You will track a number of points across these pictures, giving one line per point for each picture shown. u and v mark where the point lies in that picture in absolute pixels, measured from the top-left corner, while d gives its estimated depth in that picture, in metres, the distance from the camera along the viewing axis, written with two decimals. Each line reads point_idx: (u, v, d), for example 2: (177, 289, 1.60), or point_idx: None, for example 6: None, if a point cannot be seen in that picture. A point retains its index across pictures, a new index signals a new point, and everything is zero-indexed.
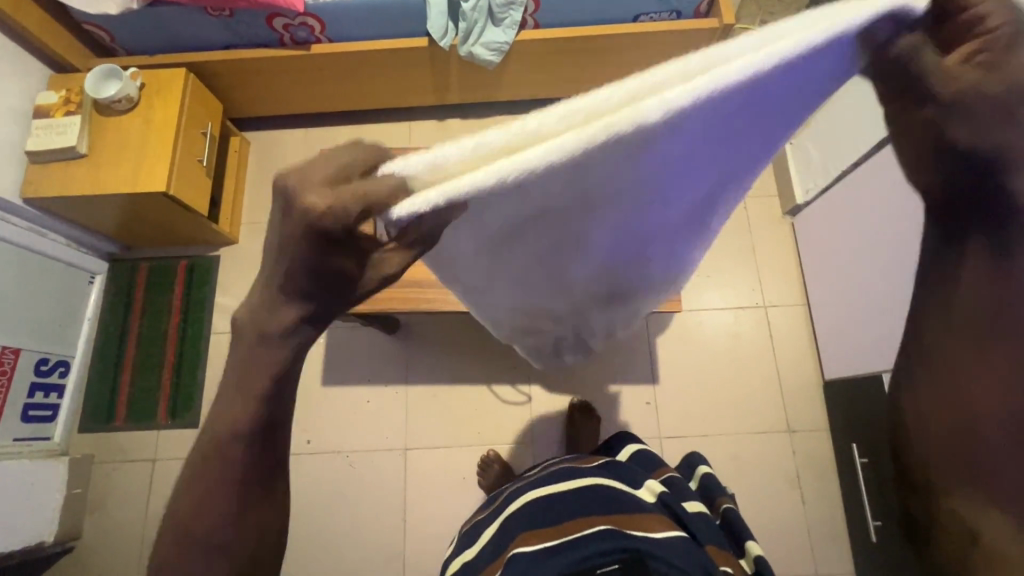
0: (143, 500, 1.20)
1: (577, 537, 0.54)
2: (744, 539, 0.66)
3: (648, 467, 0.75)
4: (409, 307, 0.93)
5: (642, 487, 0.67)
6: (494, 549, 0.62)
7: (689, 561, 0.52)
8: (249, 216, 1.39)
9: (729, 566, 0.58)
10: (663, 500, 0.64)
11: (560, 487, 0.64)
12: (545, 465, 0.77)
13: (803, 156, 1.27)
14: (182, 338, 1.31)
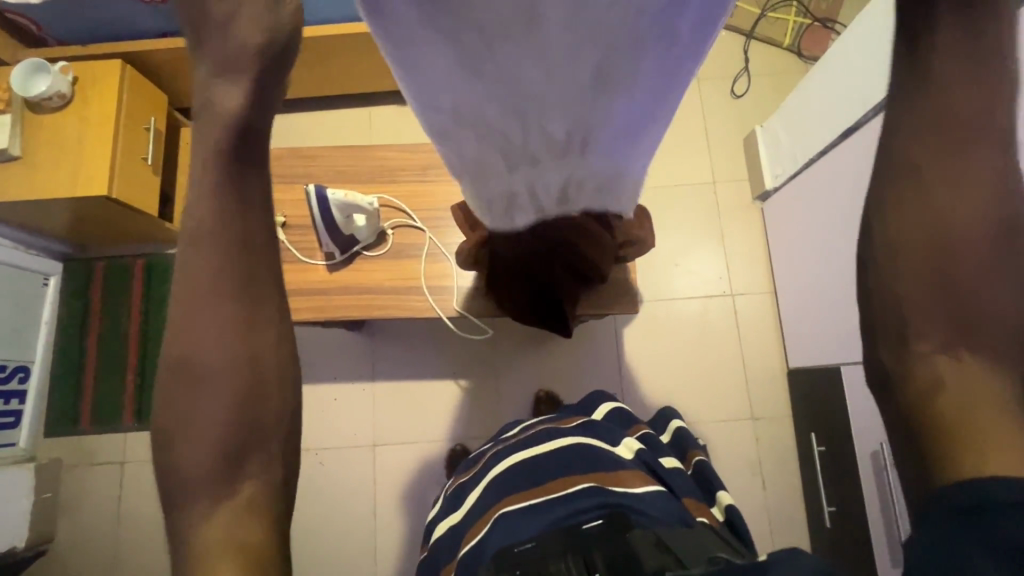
0: (114, 502, 1.21)
1: (561, 497, 0.54)
2: (715, 488, 0.67)
3: (625, 425, 0.73)
4: (361, 315, 0.91)
5: (620, 442, 0.65)
6: (478, 512, 0.59)
7: (668, 514, 0.53)
8: None
9: (707, 517, 0.59)
10: (640, 458, 0.63)
11: (541, 446, 0.61)
12: (523, 425, 0.74)
13: (773, 141, 1.24)
14: (144, 338, 1.29)
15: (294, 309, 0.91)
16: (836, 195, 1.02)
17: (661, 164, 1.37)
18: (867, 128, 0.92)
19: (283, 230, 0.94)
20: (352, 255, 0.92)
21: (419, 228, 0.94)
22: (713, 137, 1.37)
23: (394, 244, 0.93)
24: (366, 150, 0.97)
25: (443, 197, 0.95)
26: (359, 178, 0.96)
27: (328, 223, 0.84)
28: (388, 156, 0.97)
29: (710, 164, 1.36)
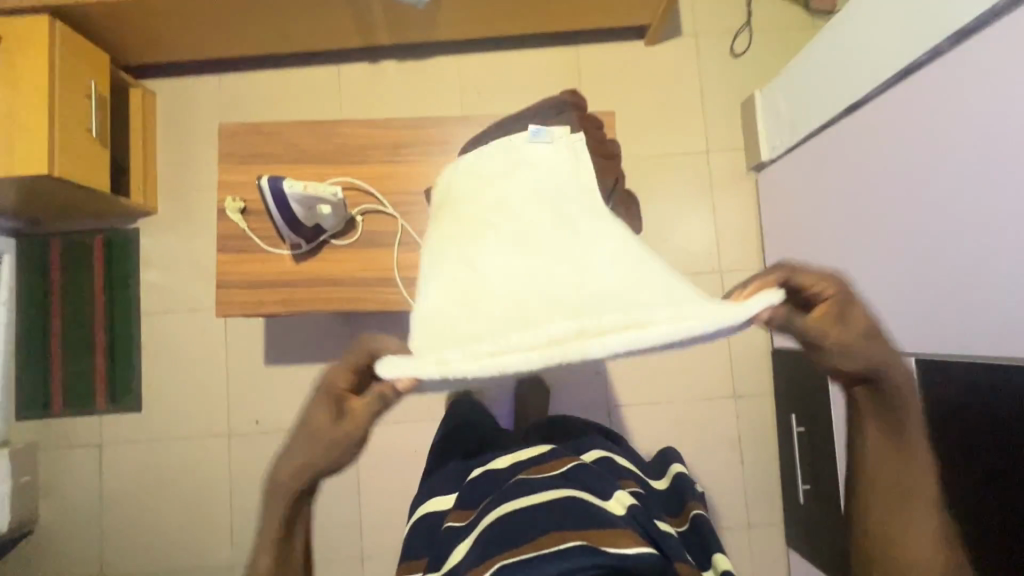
0: (97, 483, 1.20)
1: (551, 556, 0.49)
2: (712, 552, 0.61)
3: (615, 474, 0.67)
4: (332, 308, 0.86)
5: (612, 496, 0.60)
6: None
7: None
8: (166, 183, 1.26)
9: None
10: (633, 514, 0.57)
11: (528, 502, 0.56)
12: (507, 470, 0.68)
13: (773, 108, 1.16)
14: (111, 319, 1.24)
15: (260, 301, 0.86)
16: (837, 174, 0.96)
17: (654, 130, 1.29)
18: (872, 106, 0.86)
19: (243, 216, 0.87)
20: (320, 244, 0.86)
21: (391, 213, 0.87)
22: (709, 101, 1.28)
23: (364, 231, 0.87)
24: (331, 126, 0.89)
25: (417, 179, 0.88)
26: (324, 157, 0.88)
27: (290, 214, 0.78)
28: (355, 131, 0.89)
29: (705, 131, 1.28)
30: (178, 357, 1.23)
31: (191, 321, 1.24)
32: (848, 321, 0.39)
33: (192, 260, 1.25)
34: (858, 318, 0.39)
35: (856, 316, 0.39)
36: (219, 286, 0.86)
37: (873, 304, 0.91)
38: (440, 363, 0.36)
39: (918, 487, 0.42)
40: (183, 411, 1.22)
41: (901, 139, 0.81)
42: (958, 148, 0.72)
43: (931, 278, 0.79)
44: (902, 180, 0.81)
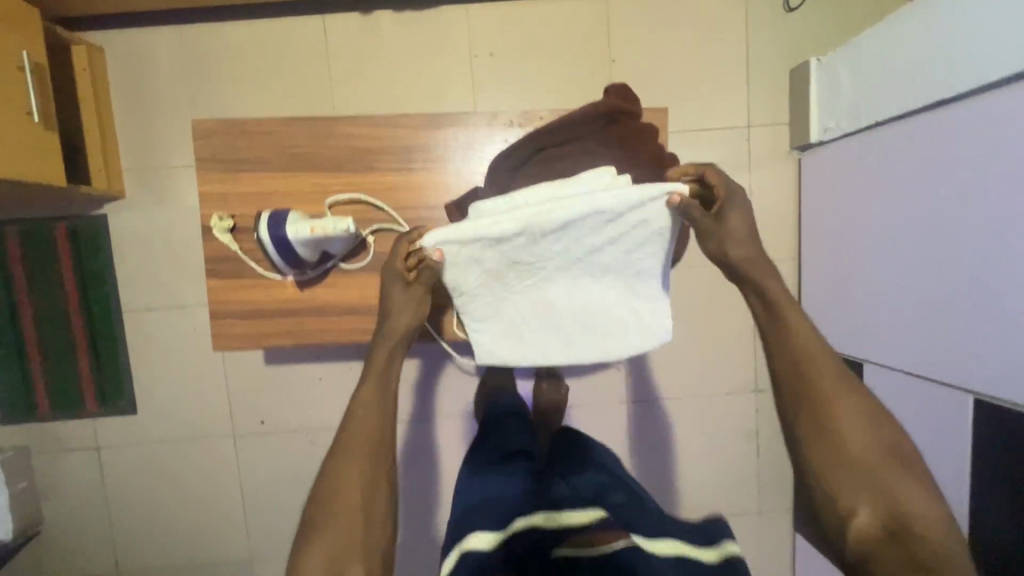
0: (99, 484, 1.16)
1: None
2: None
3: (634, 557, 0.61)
4: (345, 340, 0.77)
5: None
6: None
7: None
8: (132, 161, 1.09)
9: None
10: None
11: None
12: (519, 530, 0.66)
13: (831, 85, 1.02)
14: (89, 317, 1.12)
15: (263, 334, 0.76)
16: (907, 183, 0.89)
17: (690, 101, 1.14)
18: (968, 108, 0.76)
19: (233, 236, 0.74)
20: (326, 269, 0.75)
21: (406, 232, 0.75)
22: (753, 68, 1.13)
23: (376, 254, 0.75)
24: (329, 124, 0.74)
25: (437, 191, 0.75)
26: (324, 164, 0.74)
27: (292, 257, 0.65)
28: (359, 132, 0.74)
29: (747, 103, 1.14)
30: (170, 356, 1.14)
31: (180, 318, 1.14)
32: (737, 239, 0.57)
33: (173, 251, 1.12)
34: (737, 223, 0.57)
35: (734, 213, 0.58)
36: (214, 317, 0.76)
37: (918, 329, 0.89)
38: (458, 227, 0.61)
39: (839, 419, 0.49)
40: (182, 412, 1.16)
41: (997, 159, 0.74)
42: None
43: (976, 301, 0.79)
44: (989, 199, 0.75)
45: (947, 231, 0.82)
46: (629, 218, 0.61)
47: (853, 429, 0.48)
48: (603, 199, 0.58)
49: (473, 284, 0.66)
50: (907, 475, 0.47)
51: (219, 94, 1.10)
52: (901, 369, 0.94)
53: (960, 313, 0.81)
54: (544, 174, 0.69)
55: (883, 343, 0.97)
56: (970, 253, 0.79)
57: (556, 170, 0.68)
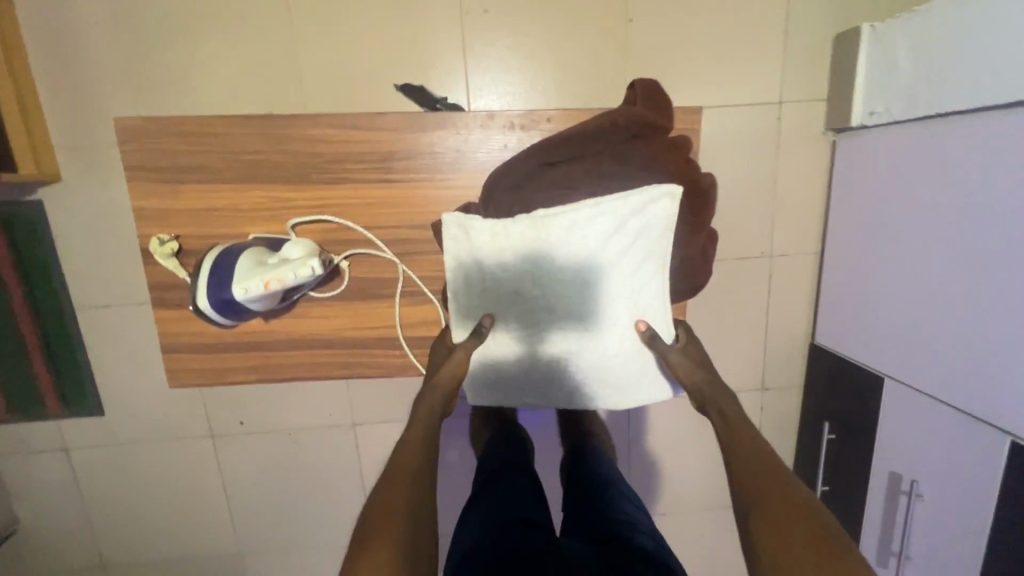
0: (72, 484, 1.10)
1: None
2: None
3: None
4: (319, 376, 0.67)
5: None
6: None
7: None
8: (65, 137, 0.94)
9: None
10: None
11: None
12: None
13: (886, 60, 0.87)
14: (38, 314, 1.01)
15: (224, 370, 0.66)
16: (980, 189, 0.74)
17: (717, 72, 0.98)
18: None
19: (179, 261, 0.62)
20: (293, 300, 0.64)
21: (386, 255, 0.64)
22: (791, 32, 0.97)
23: (352, 280, 0.64)
24: (287, 125, 0.60)
25: (422, 207, 0.63)
26: (284, 174, 0.61)
27: (242, 308, 0.55)
28: (326, 135, 0.60)
29: (781, 75, 0.99)
30: (135, 356, 1.05)
31: (142, 315, 1.03)
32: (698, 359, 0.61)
33: (126, 242, 0.99)
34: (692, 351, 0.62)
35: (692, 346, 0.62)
36: (165, 351, 0.65)
37: (965, 357, 0.78)
38: (461, 222, 0.57)
39: (769, 481, 0.49)
40: (153, 413, 1.08)
41: None
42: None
43: None
44: None
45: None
46: (634, 224, 0.55)
47: (777, 485, 0.49)
48: (605, 204, 0.54)
49: (474, 300, 0.61)
50: (838, 549, 0.43)
51: (162, 57, 0.92)
52: (920, 392, 0.86)
53: (1006, 348, 0.72)
54: (551, 191, 0.56)
55: (903, 362, 0.89)
56: None
57: (568, 194, 0.55)
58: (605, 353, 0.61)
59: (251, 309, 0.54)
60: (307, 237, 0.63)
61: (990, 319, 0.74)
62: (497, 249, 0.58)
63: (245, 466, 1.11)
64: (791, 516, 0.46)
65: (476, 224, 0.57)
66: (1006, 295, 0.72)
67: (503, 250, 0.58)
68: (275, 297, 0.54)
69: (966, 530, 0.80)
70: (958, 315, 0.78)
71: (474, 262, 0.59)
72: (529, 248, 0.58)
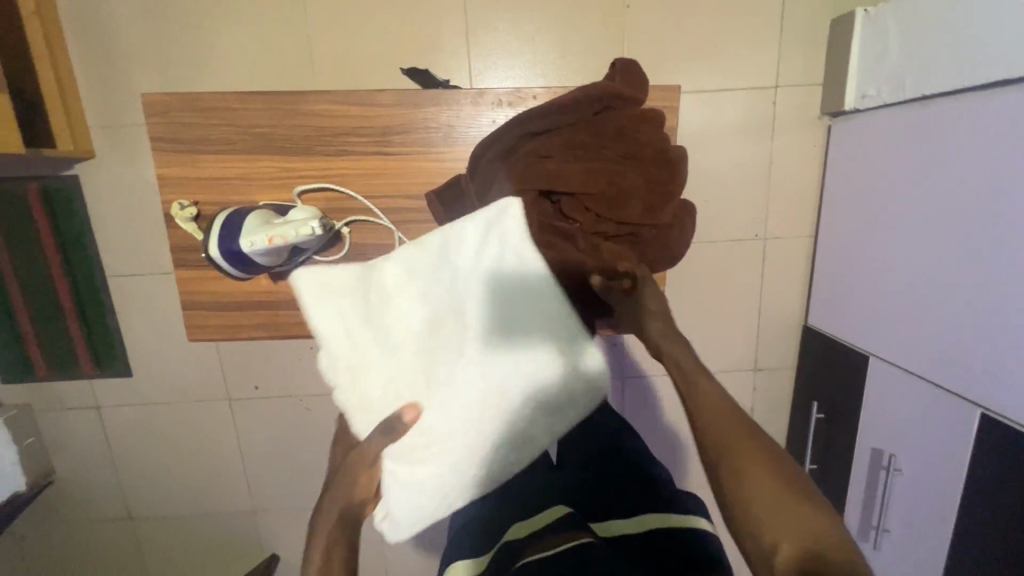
0: (103, 439, 1.20)
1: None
2: None
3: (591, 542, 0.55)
4: None
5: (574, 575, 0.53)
6: None
7: None
8: (98, 117, 1.01)
9: None
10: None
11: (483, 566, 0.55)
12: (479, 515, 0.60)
13: (878, 44, 0.89)
14: (74, 282, 1.09)
15: (237, 326, 0.73)
16: (964, 170, 0.76)
17: (713, 56, 1.00)
18: None
19: (197, 225, 0.68)
20: (298, 263, 0.70)
21: (383, 222, 0.69)
22: (788, 16, 0.99)
23: (353, 245, 0.70)
24: (295, 100, 0.65)
25: (417, 178, 0.68)
26: (292, 147, 0.67)
27: (254, 265, 0.61)
28: (330, 110, 0.66)
29: (777, 59, 1.01)
30: (160, 323, 1.13)
31: (167, 284, 1.11)
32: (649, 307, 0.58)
33: (153, 215, 1.07)
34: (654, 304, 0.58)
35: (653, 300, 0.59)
36: (185, 308, 0.72)
37: (943, 335, 0.80)
38: (314, 299, 0.54)
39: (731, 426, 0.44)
40: (175, 376, 1.16)
41: None
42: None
43: (1004, 314, 0.71)
44: None
45: (1003, 234, 0.71)
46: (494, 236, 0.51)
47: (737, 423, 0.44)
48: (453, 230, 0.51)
49: (367, 375, 0.53)
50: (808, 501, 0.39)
51: (187, 42, 0.99)
52: (900, 371, 0.88)
53: (980, 325, 0.74)
54: (528, 161, 0.60)
55: (886, 342, 0.91)
56: (1007, 262, 0.70)
57: (546, 160, 0.59)
58: (522, 376, 0.49)
59: (263, 266, 0.61)
60: (312, 204, 0.69)
61: (966, 298, 0.76)
62: (364, 298, 0.53)
63: (258, 429, 1.19)
64: (760, 466, 0.41)
65: (332, 282, 0.53)
66: (981, 274, 0.74)
67: (368, 311, 0.53)
68: (281, 253, 0.60)
69: (941, 503, 0.82)
70: (937, 295, 0.81)
71: (347, 330, 0.54)
72: (396, 283, 0.53)
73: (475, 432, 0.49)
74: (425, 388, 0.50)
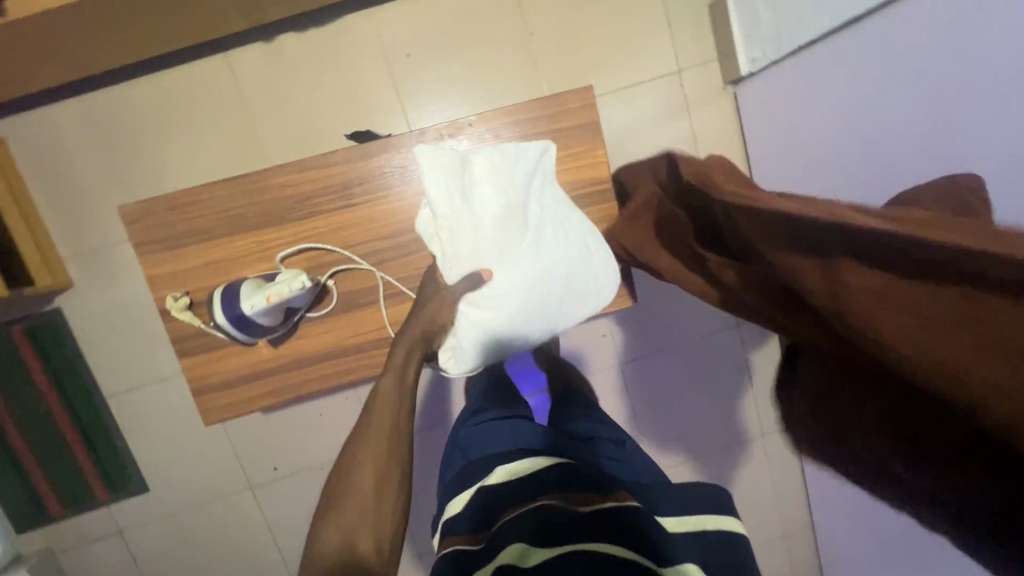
0: (130, 563, 1.17)
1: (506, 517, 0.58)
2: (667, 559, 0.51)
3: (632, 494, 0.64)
4: (331, 385, 0.77)
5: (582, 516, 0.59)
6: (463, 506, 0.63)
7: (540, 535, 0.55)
8: (70, 247, 1.06)
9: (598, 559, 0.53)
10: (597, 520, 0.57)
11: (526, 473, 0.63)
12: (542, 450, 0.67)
13: (751, 13, 1.01)
14: (73, 411, 1.10)
15: (250, 398, 0.76)
16: (845, 103, 0.85)
17: (618, 58, 1.12)
18: (874, 24, 0.75)
19: (193, 313, 0.73)
20: (293, 323, 0.74)
21: (363, 266, 0.75)
22: (671, 9, 1.12)
23: (340, 294, 0.75)
24: (259, 178, 0.72)
25: (384, 219, 0.74)
26: (266, 219, 0.73)
27: (258, 329, 0.67)
28: (292, 180, 0.72)
29: (673, 47, 1.13)
30: (167, 430, 1.14)
31: (166, 389, 1.13)
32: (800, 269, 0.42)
33: (139, 326, 1.10)
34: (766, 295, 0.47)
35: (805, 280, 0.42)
36: (197, 393, 0.75)
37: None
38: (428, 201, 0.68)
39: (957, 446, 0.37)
40: (193, 478, 1.16)
41: (898, 75, 0.72)
42: (982, 87, 0.60)
43: None
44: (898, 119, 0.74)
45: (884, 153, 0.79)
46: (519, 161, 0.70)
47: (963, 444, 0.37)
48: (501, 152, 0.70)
49: (459, 239, 0.68)
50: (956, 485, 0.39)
51: (141, 159, 1.05)
52: None
53: None
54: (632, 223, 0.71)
55: None
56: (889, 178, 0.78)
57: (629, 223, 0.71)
58: (557, 265, 0.70)
59: (265, 327, 0.67)
60: (295, 266, 0.74)
61: None
62: (461, 176, 0.68)
63: (287, 509, 1.19)
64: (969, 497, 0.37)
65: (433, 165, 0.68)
66: (875, 190, 0.82)
67: (468, 182, 0.69)
68: (278, 311, 0.66)
69: None
70: None
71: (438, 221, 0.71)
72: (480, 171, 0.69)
73: (521, 294, 0.69)
74: (495, 255, 0.68)
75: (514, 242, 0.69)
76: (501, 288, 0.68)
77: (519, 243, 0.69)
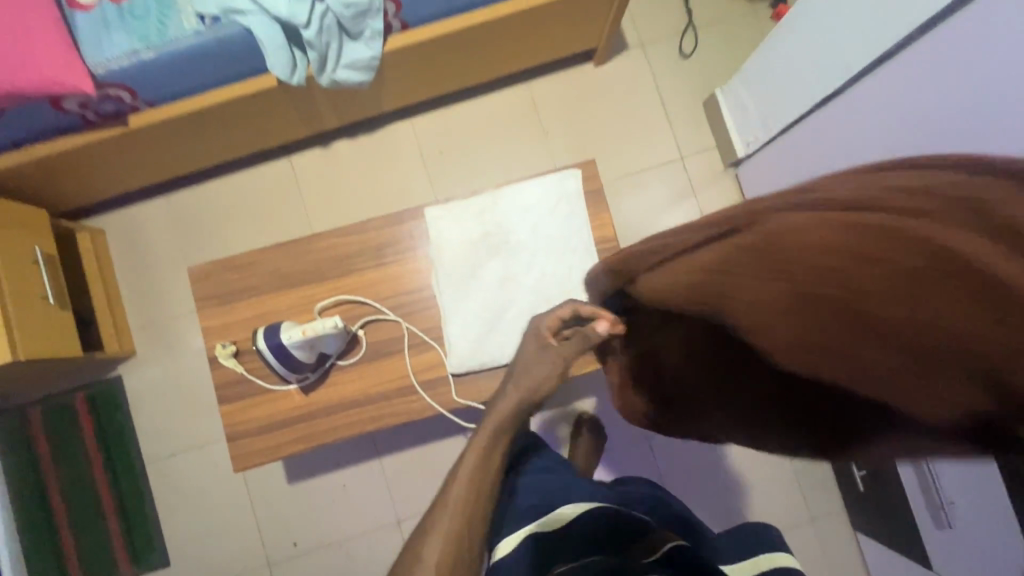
0: None
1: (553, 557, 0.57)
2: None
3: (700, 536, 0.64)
4: (355, 433, 0.80)
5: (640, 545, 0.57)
6: None
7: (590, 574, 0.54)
8: (138, 319, 1.19)
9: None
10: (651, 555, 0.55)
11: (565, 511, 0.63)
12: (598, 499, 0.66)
13: (739, 105, 1.14)
14: (113, 476, 1.15)
15: (278, 445, 0.80)
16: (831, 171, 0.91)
17: (624, 148, 1.26)
18: (845, 99, 0.83)
19: (237, 359, 0.80)
20: (325, 369, 0.81)
21: (390, 317, 0.82)
22: (669, 108, 1.27)
23: (369, 343, 0.82)
24: (308, 241, 0.83)
25: (411, 276, 0.83)
26: (310, 277, 0.83)
27: (294, 362, 0.74)
28: (335, 243, 0.83)
29: (674, 137, 1.27)
30: (195, 500, 1.16)
31: (201, 456, 1.17)
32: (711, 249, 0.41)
33: (186, 392, 1.18)
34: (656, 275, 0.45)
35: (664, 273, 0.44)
36: (231, 438, 0.80)
37: None
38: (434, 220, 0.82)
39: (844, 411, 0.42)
40: (213, 553, 1.15)
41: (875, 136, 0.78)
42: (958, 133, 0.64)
43: None
44: None
45: None
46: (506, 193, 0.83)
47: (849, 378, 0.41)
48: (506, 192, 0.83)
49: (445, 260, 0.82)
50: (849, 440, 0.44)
51: (208, 243, 1.21)
52: None
53: None
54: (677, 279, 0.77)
55: None
56: None
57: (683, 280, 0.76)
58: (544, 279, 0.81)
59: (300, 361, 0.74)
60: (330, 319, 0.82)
61: None
62: (464, 209, 0.83)
63: None
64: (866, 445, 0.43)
65: (453, 206, 0.83)
66: None
67: (469, 210, 0.83)
68: (313, 346, 0.73)
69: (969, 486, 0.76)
70: None
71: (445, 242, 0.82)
72: (478, 206, 0.83)
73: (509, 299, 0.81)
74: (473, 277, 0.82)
75: (489, 248, 0.82)
76: (486, 295, 0.81)
77: (491, 261, 0.82)
